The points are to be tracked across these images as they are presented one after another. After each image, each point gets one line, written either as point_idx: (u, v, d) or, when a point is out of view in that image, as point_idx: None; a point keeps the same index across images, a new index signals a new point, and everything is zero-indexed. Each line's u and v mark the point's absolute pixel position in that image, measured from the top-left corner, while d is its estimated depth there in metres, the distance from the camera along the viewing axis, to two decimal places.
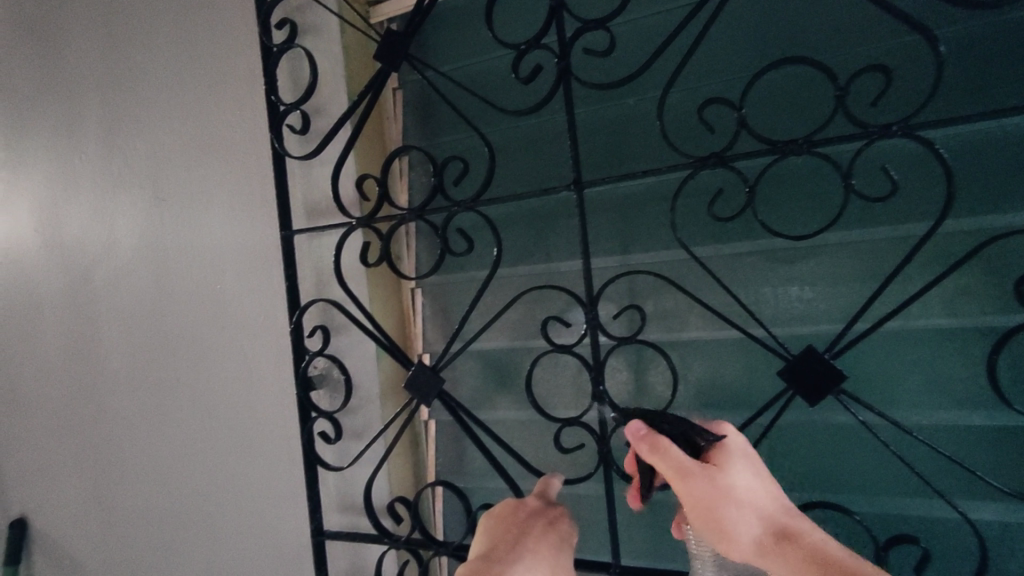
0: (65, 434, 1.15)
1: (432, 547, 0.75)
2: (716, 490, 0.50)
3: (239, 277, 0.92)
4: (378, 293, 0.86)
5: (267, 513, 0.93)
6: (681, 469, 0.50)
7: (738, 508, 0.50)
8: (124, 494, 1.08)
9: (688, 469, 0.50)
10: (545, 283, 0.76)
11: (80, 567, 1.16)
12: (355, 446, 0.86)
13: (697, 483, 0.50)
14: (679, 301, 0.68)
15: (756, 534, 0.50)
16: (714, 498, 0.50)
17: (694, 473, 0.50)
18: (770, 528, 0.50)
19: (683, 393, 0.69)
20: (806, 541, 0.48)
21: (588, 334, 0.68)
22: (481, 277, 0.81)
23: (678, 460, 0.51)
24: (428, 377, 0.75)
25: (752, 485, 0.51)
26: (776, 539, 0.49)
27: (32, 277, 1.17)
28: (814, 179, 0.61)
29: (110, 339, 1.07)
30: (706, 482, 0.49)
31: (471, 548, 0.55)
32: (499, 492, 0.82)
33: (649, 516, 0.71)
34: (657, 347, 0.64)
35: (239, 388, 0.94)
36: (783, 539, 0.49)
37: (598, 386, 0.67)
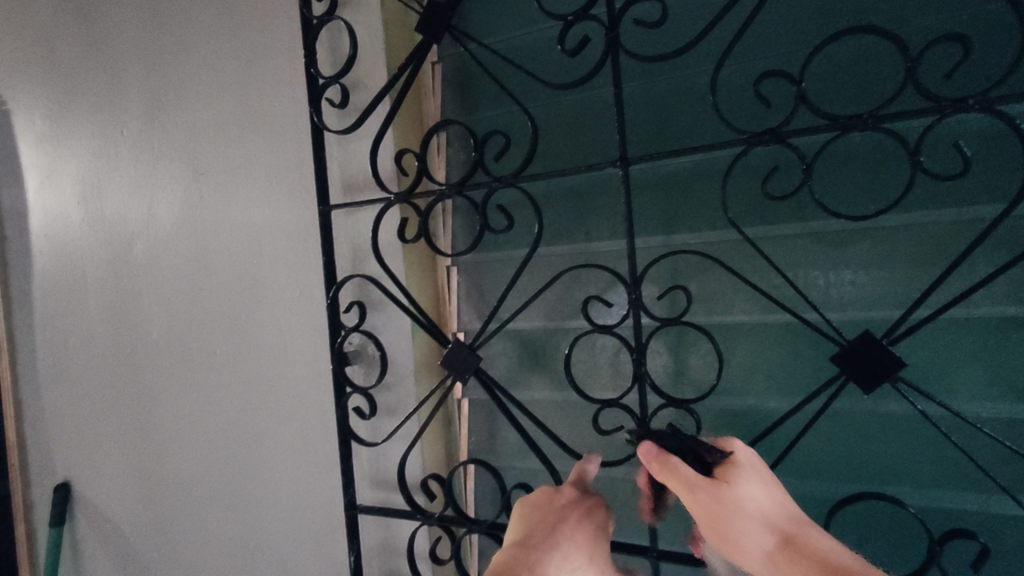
0: (107, 401, 1.18)
1: (466, 525, 0.75)
2: (724, 506, 0.49)
3: (276, 252, 0.93)
4: (414, 270, 0.85)
5: (302, 487, 0.94)
6: (689, 486, 0.50)
7: (747, 521, 0.49)
8: (163, 462, 1.11)
9: (696, 485, 0.50)
10: (585, 262, 0.75)
11: (121, 531, 1.20)
12: (389, 422, 0.86)
13: (705, 499, 0.49)
14: (726, 284, 0.66)
15: (764, 543, 0.48)
16: (721, 514, 0.49)
17: (702, 488, 0.49)
18: (781, 539, 0.48)
19: (728, 377, 0.67)
20: (816, 551, 0.46)
21: (629, 315, 0.66)
22: (520, 255, 0.80)
23: (685, 477, 0.50)
24: (464, 355, 0.74)
25: (761, 499, 0.50)
26: (784, 549, 0.47)
27: (75, 248, 1.19)
28: (877, 157, 0.58)
29: (150, 311, 1.09)
30: (710, 496, 0.49)
31: (505, 535, 0.54)
32: (533, 473, 0.82)
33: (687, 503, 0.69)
34: (703, 330, 0.62)
35: (275, 362, 0.94)
36: (794, 549, 0.47)
37: (638, 367, 0.65)
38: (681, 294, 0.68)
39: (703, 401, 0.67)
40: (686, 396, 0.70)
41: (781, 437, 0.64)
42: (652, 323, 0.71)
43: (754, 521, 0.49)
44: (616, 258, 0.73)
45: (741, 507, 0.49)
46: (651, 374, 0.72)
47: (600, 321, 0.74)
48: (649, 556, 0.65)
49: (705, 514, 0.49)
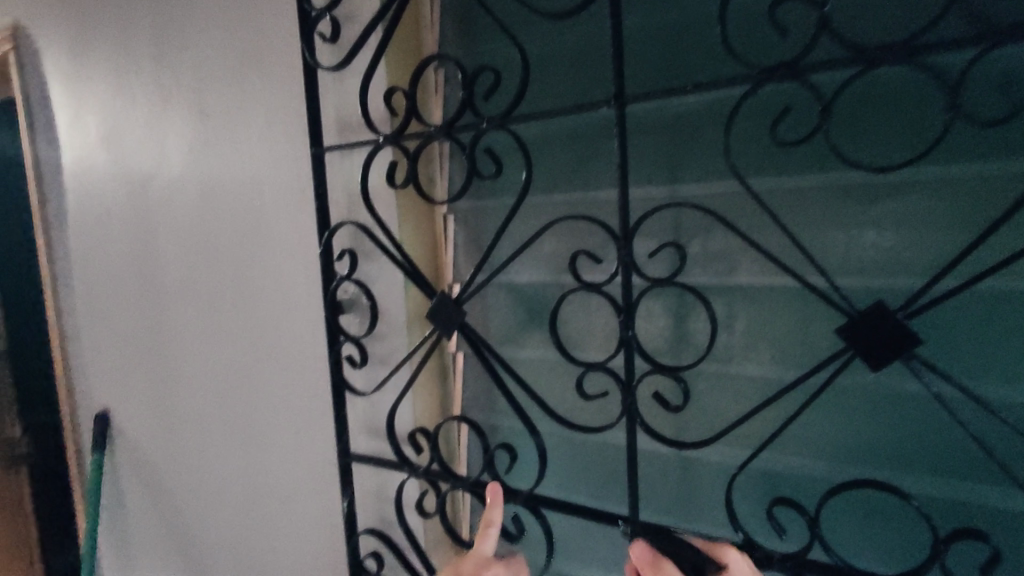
0: (135, 340, 1.22)
1: (448, 481, 0.74)
2: None
3: (278, 194, 0.91)
4: (406, 218, 0.81)
5: (306, 432, 0.95)
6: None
7: None
8: (184, 402, 1.14)
9: None
10: (580, 214, 0.68)
11: (151, 458, 1.25)
12: (382, 373, 0.85)
13: None
14: (730, 242, 0.59)
15: None
16: None
17: None
18: None
19: (724, 344, 0.60)
20: None
21: (619, 273, 0.60)
22: (511, 203, 0.74)
23: None
24: (449, 308, 0.71)
25: None
26: None
27: (100, 188, 1.21)
28: (908, 98, 0.50)
29: (167, 251, 1.10)
30: None
31: None
32: (521, 432, 0.78)
33: (675, 482, 0.63)
34: (697, 293, 0.56)
35: (279, 306, 0.94)
36: None
37: (626, 330, 0.60)
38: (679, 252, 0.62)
39: (698, 370, 0.62)
40: (680, 364, 0.64)
41: (778, 413, 0.58)
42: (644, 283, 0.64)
43: None
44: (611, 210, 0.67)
45: None
46: (643, 338, 0.65)
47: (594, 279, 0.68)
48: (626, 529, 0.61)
49: None
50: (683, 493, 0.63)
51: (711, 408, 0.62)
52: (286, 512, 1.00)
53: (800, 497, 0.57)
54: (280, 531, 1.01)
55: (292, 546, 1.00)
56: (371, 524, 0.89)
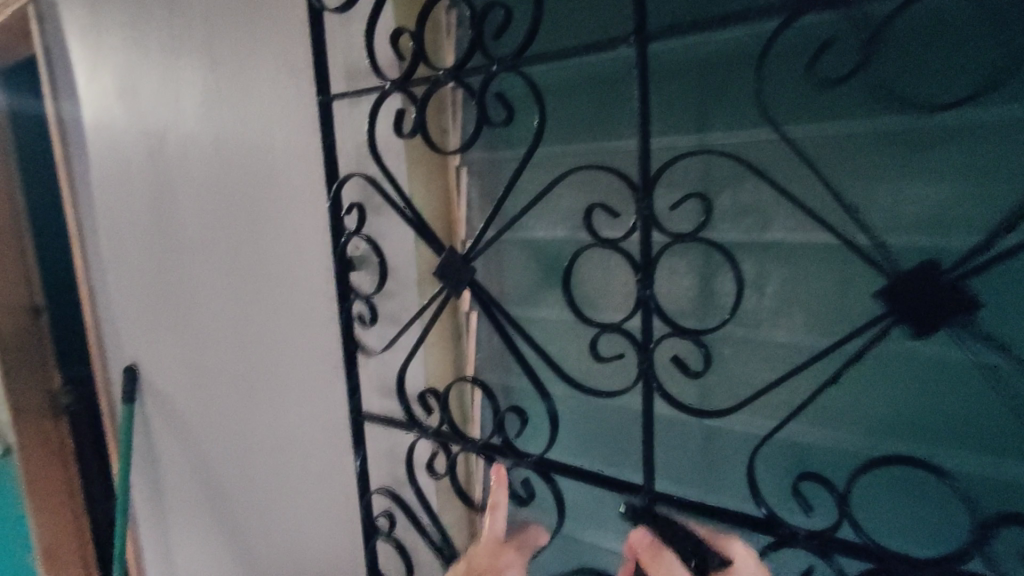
0: (159, 295, 1.22)
1: (457, 444, 0.72)
2: None
3: (289, 146, 0.88)
4: (417, 171, 0.77)
5: (321, 389, 0.94)
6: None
7: None
8: (208, 357, 1.14)
9: None
10: (597, 161, 0.62)
11: (178, 413, 1.25)
12: (392, 332, 0.82)
13: None
14: (763, 194, 0.52)
15: None
16: None
17: None
18: None
19: (752, 307, 0.55)
20: None
21: (638, 228, 0.56)
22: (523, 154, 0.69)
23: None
24: (458, 264, 0.67)
25: None
26: None
27: (123, 140, 1.18)
28: (975, 24, 0.43)
29: (185, 206, 1.09)
30: None
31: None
32: (534, 396, 0.74)
33: (696, 441, 0.58)
34: (725, 251, 0.51)
35: (293, 261, 0.92)
36: None
37: (644, 290, 0.55)
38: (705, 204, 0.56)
39: (722, 334, 0.56)
40: (706, 325, 0.58)
41: (808, 380, 0.52)
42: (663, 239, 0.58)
43: None
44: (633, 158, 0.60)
45: None
46: (665, 297, 0.60)
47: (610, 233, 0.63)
48: (641, 499, 0.58)
49: None
50: (702, 464, 0.58)
51: (736, 373, 0.57)
52: (303, 469, 1.00)
53: (829, 472, 0.52)
54: (301, 487, 1.01)
55: (309, 503, 1.00)
56: (385, 483, 0.89)
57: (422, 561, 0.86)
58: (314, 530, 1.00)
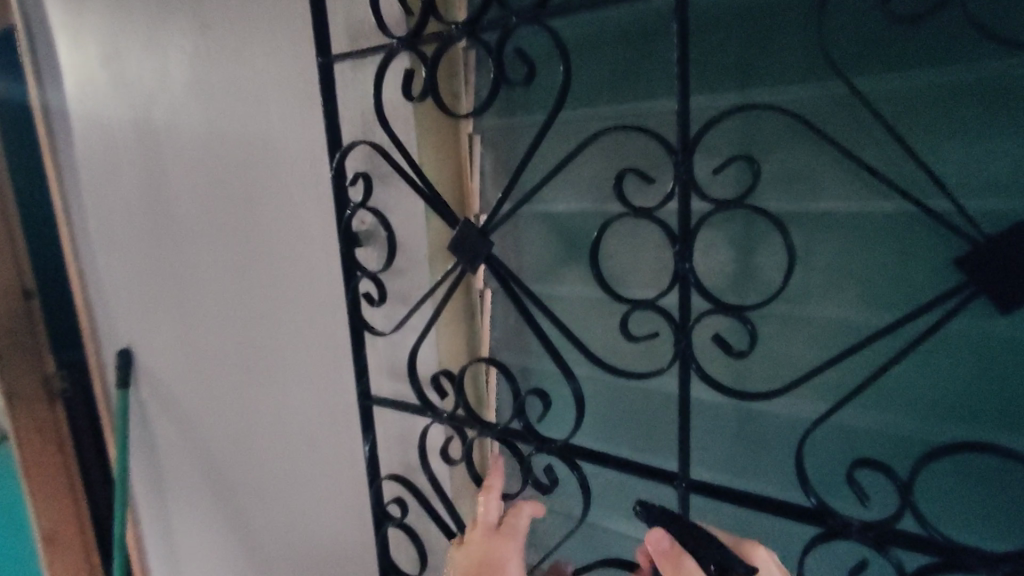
0: (152, 275, 1.15)
1: (474, 429, 0.68)
2: None
3: (287, 115, 0.82)
4: (428, 138, 0.71)
5: (327, 372, 0.89)
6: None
7: None
8: (206, 339, 1.09)
9: None
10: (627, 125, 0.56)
11: (176, 397, 1.20)
12: (402, 311, 0.78)
13: None
14: (819, 156, 0.46)
15: None
16: None
17: None
18: None
19: (796, 287, 0.49)
20: None
21: (676, 195, 0.51)
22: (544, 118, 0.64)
23: None
24: (474, 237, 0.62)
25: None
26: None
27: (108, 109, 1.10)
28: None
29: (177, 181, 1.02)
30: None
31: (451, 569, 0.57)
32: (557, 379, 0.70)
33: (735, 429, 0.54)
34: (775, 219, 0.46)
35: (294, 238, 0.87)
36: None
37: (683, 264, 0.51)
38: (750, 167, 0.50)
39: (768, 316, 0.51)
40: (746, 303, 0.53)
41: (865, 363, 0.47)
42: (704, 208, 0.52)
43: None
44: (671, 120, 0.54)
45: None
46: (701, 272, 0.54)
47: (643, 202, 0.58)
48: (677, 486, 0.55)
49: None
50: (742, 451, 0.54)
51: (782, 360, 0.51)
52: (309, 454, 0.96)
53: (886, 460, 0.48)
54: (307, 473, 0.97)
55: (316, 489, 0.96)
56: (396, 468, 0.85)
57: (437, 549, 0.82)
58: (321, 517, 0.96)
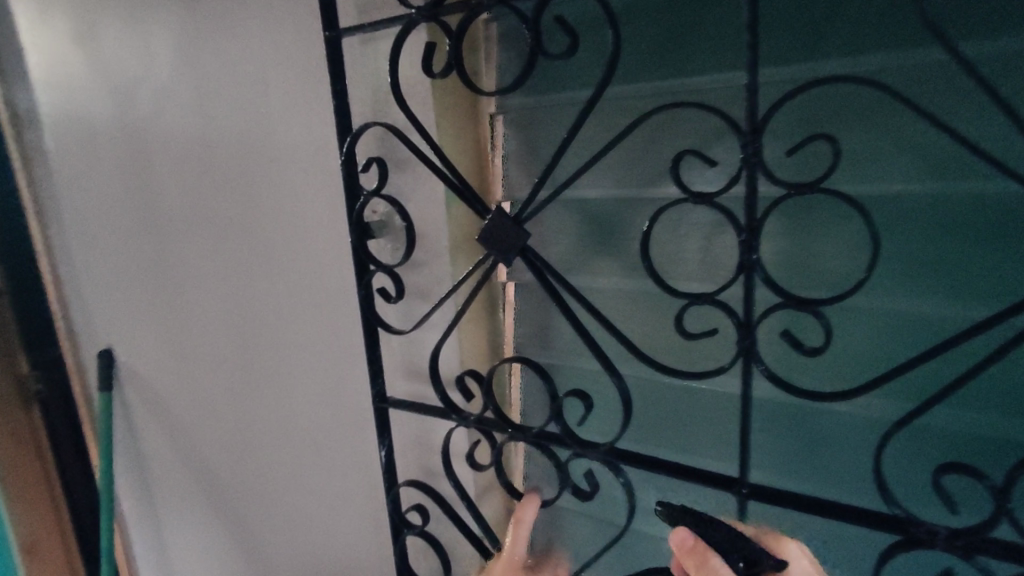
0: (137, 270, 1.06)
1: (507, 433, 0.63)
2: None
3: (287, 97, 0.76)
4: (447, 120, 0.66)
5: (340, 371, 0.84)
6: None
7: None
8: (199, 337, 1.01)
9: None
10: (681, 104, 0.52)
11: (164, 401, 1.12)
12: (421, 308, 0.73)
13: None
14: (909, 131, 0.42)
15: None
16: None
17: None
18: None
19: (878, 276, 0.46)
20: None
21: (740, 175, 0.46)
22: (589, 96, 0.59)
23: None
24: (508, 228, 0.57)
25: None
26: None
27: (82, 87, 0.99)
28: None
29: (163, 170, 0.95)
30: None
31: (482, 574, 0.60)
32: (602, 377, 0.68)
33: (796, 431, 0.52)
34: (854, 204, 0.41)
35: (296, 231, 0.81)
36: None
37: (749, 255, 0.46)
38: (826, 149, 0.45)
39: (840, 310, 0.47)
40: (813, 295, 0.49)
41: (958, 360, 0.45)
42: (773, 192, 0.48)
43: None
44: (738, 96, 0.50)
45: None
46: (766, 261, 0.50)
47: (699, 189, 0.54)
48: (738, 493, 0.51)
49: None
50: (804, 450, 0.52)
51: (858, 355, 0.48)
52: (318, 457, 0.91)
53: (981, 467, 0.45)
54: (317, 476, 0.92)
55: (327, 492, 0.92)
56: (414, 472, 0.81)
57: (460, 555, 0.79)
58: (338, 518, 0.93)
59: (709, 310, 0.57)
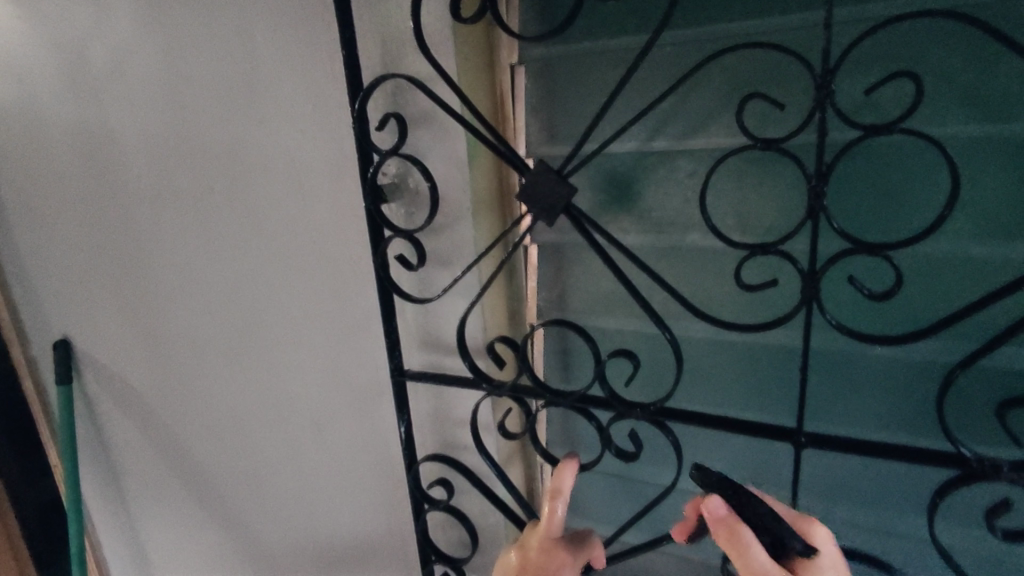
0: (96, 248, 0.96)
1: (547, 399, 0.61)
2: None
3: (278, 49, 0.69)
4: (470, 71, 0.61)
5: (345, 346, 0.79)
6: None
7: None
8: (174, 318, 0.93)
9: None
10: (743, 46, 0.51)
11: (133, 390, 1.03)
12: (440, 275, 0.69)
13: None
14: (994, 69, 0.44)
15: None
16: None
17: None
18: None
19: (952, 217, 0.48)
20: None
21: (810, 118, 0.45)
22: (645, 40, 0.56)
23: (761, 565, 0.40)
24: (552, 184, 0.54)
25: None
26: None
27: (16, 42, 0.87)
28: None
29: (124, 135, 0.85)
30: None
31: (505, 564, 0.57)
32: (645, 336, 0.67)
33: (853, 376, 0.53)
34: (935, 141, 0.41)
35: (293, 197, 0.75)
36: None
37: (818, 201, 0.45)
38: (905, 83, 0.46)
39: (904, 255, 0.50)
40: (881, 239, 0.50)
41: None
42: (849, 134, 0.48)
43: None
44: (812, 36, 0.49)
45: None
46: (835, 212, 0.51)
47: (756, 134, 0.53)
48: (799, 443, 0.51)
49: None
50: (857, 395, 0.54)
51: (922, 293, 0.50)
52: (320, 438, 0.87)
53: None
54: (320, 458, 0.88)
55: (332, 474, 0.88)
56: (432, 446, 0.78)
57: (485, 524, 0.77)
58: (342, 501, 0.89)
59: (768, 261, 0.56)
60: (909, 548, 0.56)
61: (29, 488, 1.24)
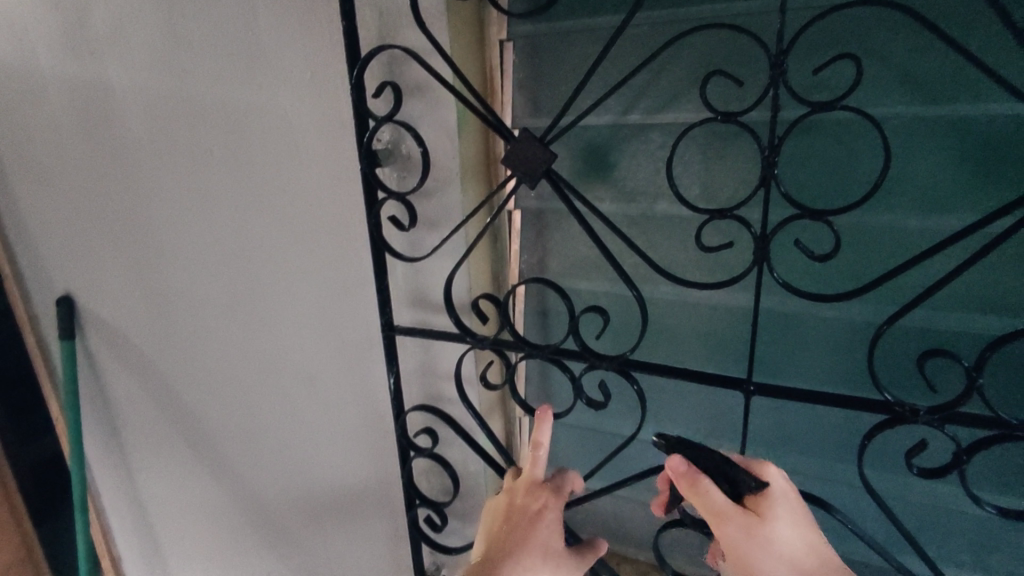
0: (98, 208, 0.99)
1: (525, 351, 0.66)
2: (751, 541, 0.46)
3: (281, 18, 0.72)
4: (461, 44, 0.66)
5: (340, 303, 0.84)
6: (716, 513, 0.47)
7: (773, 560, 0.47)
8: (173, 276, 0.97)
9: (727, 515, 0.47)
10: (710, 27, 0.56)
11: (133, 345, 1.07)
12: (429, 236, 0.74)
13: (734, 529, 0.47)
14: (925, 56, 0.49)
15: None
16: (748, 549, 0.46)
17: (732, 518, 0.47)
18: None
19: (887, 191, 0.53)
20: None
21: (764, 95, 0.50)
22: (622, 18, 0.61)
23: (718, 504, 0.47)
24: (535, 151, 0.59)
25: (794, 539, 0.47)
26: None
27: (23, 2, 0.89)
28: None
29: (127, 97, 0.88)
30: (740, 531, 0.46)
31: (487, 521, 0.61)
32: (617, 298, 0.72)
33: (799, 333, 0.59)
34: (870, 117, 0.46)
35: (292, 161, 0.79)
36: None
37: (770, 169, 0.50)
38: (849, 65, 0.51)
39: (845, 222, 0.55)
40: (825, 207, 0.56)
41: (945, 263, 0.52)
42: (799, 111, 0.54)
43: (778, 560, 0.47)
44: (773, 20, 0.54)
45: (772, 547, 0.47)
46: (787, 183, 0.56)
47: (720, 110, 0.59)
48: (747, 390, 0.56)
49: (729, 546, 0.47)
50: (801, 350, 0.60)
51: (860, 258, 0.56)
52: (313, 390, 0.92)
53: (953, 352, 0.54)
54: (313, 410, 0.93)
55: (323, 424, 0.94)
56: (418, 399, 0.83)
57: (467, 471, 0.83)
58: (333, 450, 0.95)
59: (727, 226, 0.62)
60: (843, 488, 0.63)
61: (27, 440, 1.29)
